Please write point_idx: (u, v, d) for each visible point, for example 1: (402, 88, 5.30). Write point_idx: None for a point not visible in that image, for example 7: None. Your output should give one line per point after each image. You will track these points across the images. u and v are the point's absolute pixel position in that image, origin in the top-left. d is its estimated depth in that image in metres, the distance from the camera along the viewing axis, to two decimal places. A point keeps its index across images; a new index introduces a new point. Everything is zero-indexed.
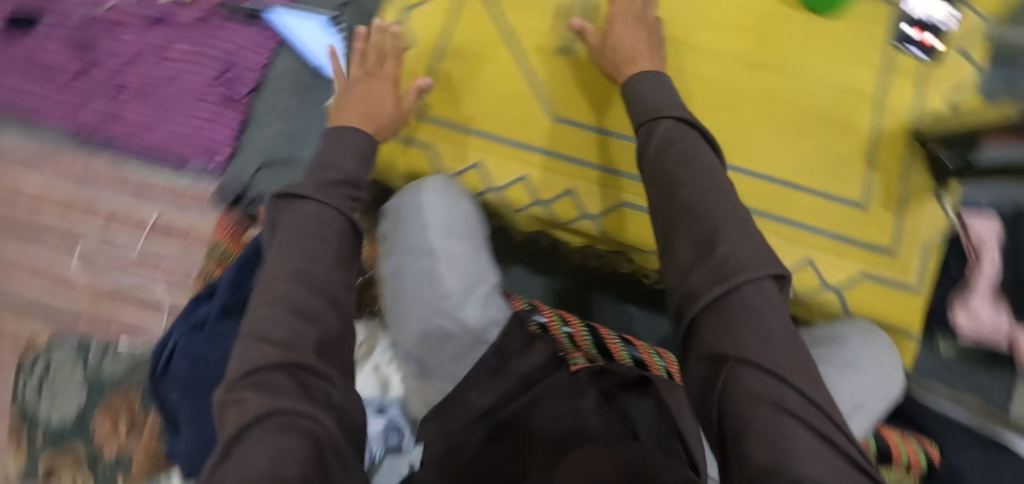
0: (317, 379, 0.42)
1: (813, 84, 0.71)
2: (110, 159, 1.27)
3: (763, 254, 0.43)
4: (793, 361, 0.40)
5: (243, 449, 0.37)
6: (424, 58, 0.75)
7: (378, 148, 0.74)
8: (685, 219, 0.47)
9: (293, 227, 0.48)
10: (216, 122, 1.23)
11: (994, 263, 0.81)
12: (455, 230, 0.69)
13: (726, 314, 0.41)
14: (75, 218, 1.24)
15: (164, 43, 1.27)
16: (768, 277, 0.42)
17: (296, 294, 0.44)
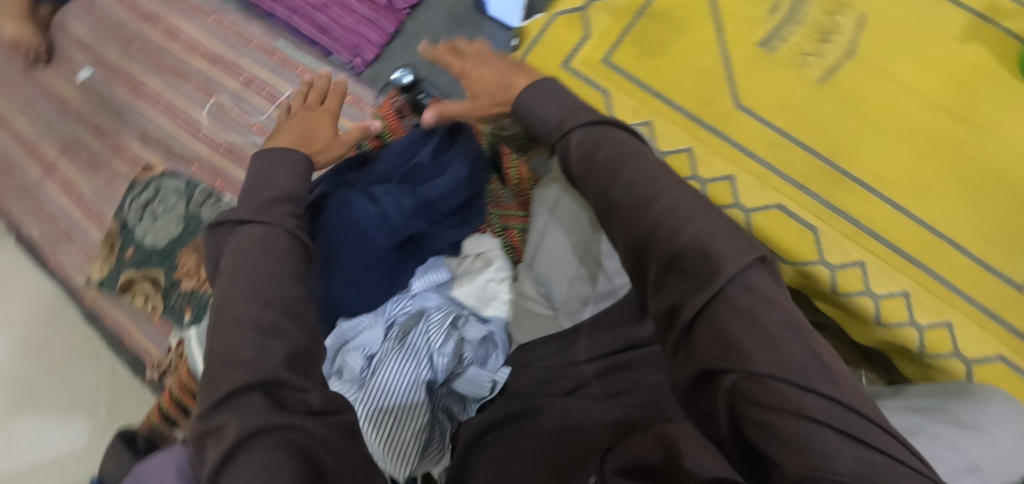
0: (292, 389, 0.43)
1: (1016, 153, 0.66)
2: (265, 30, 1.34)
3: (732, 243, 0.43)
4: (808, 363, 0.39)
5: (241, 461, 0.37)
6: (627, 11, 0.77)
7: (557, 78, 0.77)
8: (646, 227, 0.47)
9: (240, 254, 0.49)
10: (371, 26, 1.28)
11: None
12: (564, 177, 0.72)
13: (723, 323, 0.40)
14: (220, 70, 1.31)
15: None
16: (748, 263, 0.42)
17: (256, 312, 0.45)
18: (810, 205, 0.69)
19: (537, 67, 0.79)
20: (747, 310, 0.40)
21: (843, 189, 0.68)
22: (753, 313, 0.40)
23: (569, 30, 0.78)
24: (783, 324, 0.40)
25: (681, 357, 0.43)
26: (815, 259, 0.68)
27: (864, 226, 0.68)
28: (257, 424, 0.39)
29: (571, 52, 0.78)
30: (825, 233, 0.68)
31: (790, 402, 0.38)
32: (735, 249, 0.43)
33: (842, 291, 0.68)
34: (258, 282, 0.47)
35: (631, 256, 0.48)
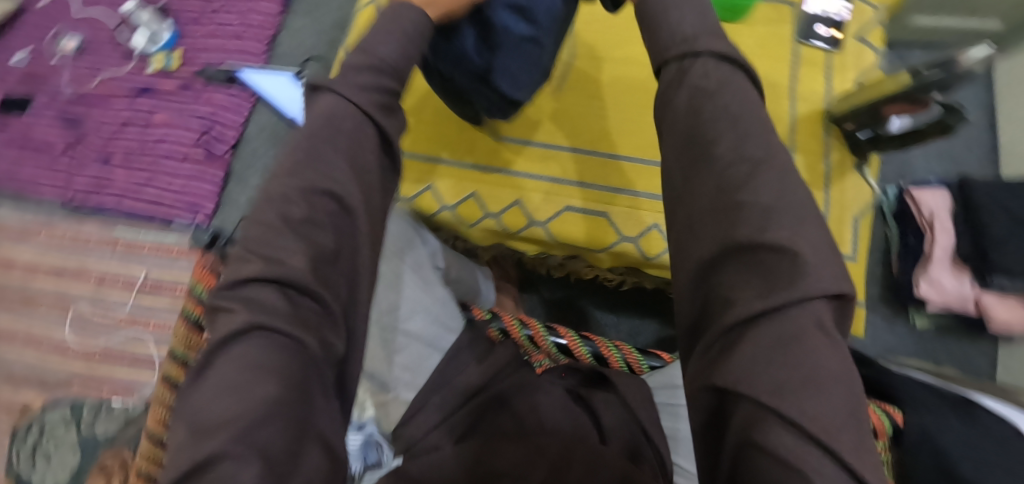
0: (305, 299, 0.41)
1: None
2: (100, 223, 1.32)
3: (828, 273, 0.39)
4: (839, 400, 0.37)
5: (239, 350, 0.39)
6: None
7: None
8: (706, 180, 0.45)
9: (245, 307, 0.39)
10: (201, 178, 1.31)
11: (946, 232, 0.99)
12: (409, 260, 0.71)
13: (772, 340, 0.38)
14: (68, 281, 1.29)
15: (150, 110, 1.37)
16: (820, 300, 0.38)
17: (260, 299, 0.40)
18: (591, 195, 0.75)
19: None
20: (793, 335, 0.38)
21: (608, 170, 0.76)
22: (789, 327, 0.38)
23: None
24: (832, 374, 0.37)
25: (708, 359, 0.42)
26: (615, 238, 0.73)
27: (644, 194, 0.74)
28: (257, 320, 0.39)
29: None
30: (616, 213, 0.74)
31: (787, 402, 0.36)
32: (824, 275, 0.39)
33: (652, 254, 0.73)
34: (256, 267, 0.40)
35: (693, 286, 0.45)
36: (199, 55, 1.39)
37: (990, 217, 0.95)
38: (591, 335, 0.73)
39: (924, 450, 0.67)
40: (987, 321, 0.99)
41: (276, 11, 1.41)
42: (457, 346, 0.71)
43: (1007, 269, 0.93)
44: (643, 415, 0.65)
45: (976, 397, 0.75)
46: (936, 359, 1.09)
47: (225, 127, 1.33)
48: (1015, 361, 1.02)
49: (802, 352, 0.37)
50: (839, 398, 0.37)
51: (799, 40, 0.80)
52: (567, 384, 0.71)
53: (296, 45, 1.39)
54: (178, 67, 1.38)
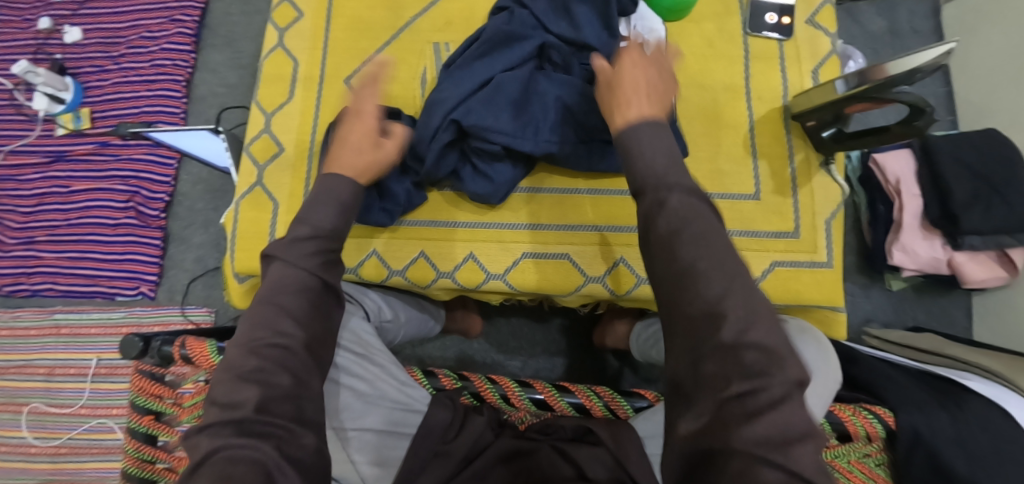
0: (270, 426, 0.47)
1: (682, 89, 0.75)
2: (36, 311, 1.21)
3: (794, 358, 0.41)
4: (809, 463, 0.39)
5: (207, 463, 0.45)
6: (299, 158, 0.79)
7: None
8: (679, 285, 0.44)
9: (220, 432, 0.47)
10: (136, 248, 1.19)
11: (915, 197, 0.97)
12: (361, 344, 0.69)
13: (749, 412, 0.40)
14: (13, 377, 1.19)
15: (67, 179, 1.24)
16: (795, 383, 0.41)
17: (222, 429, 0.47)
18: (551, 237, 0.75)
19: (247, 261, 0.76)
20: (772, 404, 0.40)
21: (567, 207, 0.75)
22: (770, 402, 0.40)
23: (257, 206, 0.77)
24: (801, 437, 0.39)
25: (697, 422, 0.41)
26: (582, 280, 0.74)
27: (600, 227, 0.74)
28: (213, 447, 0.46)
29: (271, 231, 0.77)
30: (578, 253, 0.74)
31: (779, 453, 0.39)
32: (790, 360, 0.41)
33: (620, 290, 0.74)
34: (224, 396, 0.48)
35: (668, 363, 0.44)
36: (111, 109, 1.26)
37: (954, 178, 0.93)
38: (570, 385, 0.73)
39: (919, 450, 0.66)
40: (960, 277, 0.97)
41: (188, 47, 1.28)
42: (426, 424, 0.65)
43: (977, 230, 0.90)
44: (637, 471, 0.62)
45: (960, 379, 0.73)
46: (914, 319, 1.07)
47: (154, 185, 1.22)
48: (991, 312, 1.02)
49: (784, 414, 0.39)
50: (814, 452, 0.39)
51: (747, 33, 0.76)
52: (553, 439, 0.67)
53: (220, 86, 1.29)
54: (91, 126, 1.26)
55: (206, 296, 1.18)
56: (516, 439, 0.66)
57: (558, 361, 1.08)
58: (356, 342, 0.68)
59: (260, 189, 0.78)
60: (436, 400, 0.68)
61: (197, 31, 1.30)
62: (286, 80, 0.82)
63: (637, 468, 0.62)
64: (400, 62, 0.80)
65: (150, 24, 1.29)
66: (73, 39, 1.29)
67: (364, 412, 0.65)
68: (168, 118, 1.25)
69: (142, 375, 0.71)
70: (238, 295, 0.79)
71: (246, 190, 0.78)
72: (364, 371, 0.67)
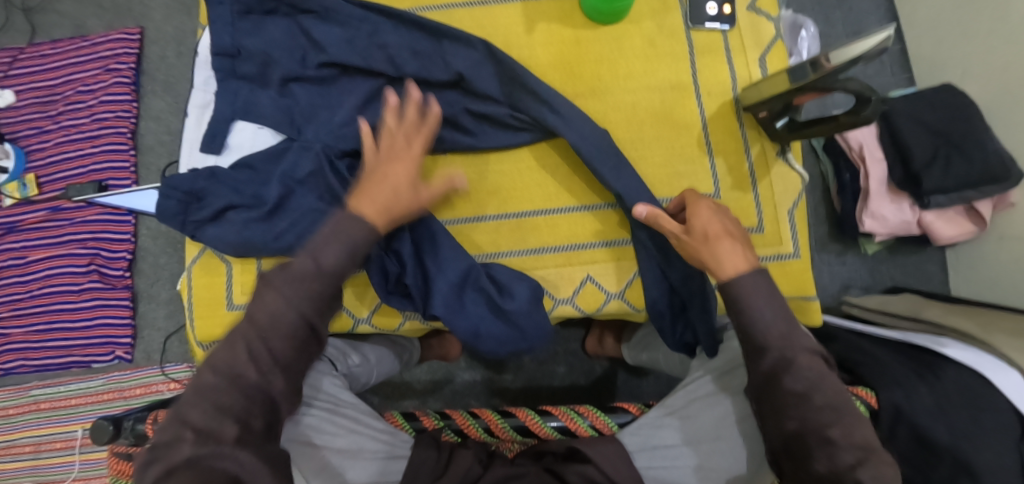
0: None
1: (630, 94, 0.73)
2: (13, 389, 1.18)
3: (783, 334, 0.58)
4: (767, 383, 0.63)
5: None
6: None
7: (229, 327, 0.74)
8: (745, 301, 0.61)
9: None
10: (106, 312, 1.17)
11: (879, 161, 0.96)
12: (324, 400, 0.66)
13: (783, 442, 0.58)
14: (1, 460, 1.16)
15: (22, 250, 1.19)
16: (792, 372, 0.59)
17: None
18: (517, 262, 0.74)
19: (208, 330, 0.74)
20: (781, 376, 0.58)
21: (530, 229, 0.74)
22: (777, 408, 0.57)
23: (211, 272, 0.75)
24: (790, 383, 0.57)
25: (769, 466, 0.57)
26: (552, 301, 0.74)
27: (565, 248, 0.73)
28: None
29: (227, 295, 0.74)
30: (544, 277, 0.74)
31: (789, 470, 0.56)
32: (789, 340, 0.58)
33: (590, 308, 0.73)
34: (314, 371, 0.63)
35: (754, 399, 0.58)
36: (57, 172, 1.21)
37: (913, 136, 0.93)
38: (551, 406, 0.74)
39: (901, 428, 0.66)
40: (931, 236, 0.97)
41: (127, 97, 1.24)
42: (413, 467, 0.64)
43: (941, 189, 0.90)
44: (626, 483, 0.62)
45: (939, 347, 0.73)
46: (892, 280, 1.08)
47: (113, 245, 1.18)
48: (964, 264, 1.03)
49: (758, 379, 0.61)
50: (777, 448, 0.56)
51: (688, 28, 0.74)
52: (546, 462, 0.66)
53: (168, 134, 1.26)
54: (39, 192, 1.21)
55: (184, 352, 1.17)
56: (508, 467, 0.65)
57: (549, 369, 1.09)
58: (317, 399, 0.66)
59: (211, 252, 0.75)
60: (420, 441, 0.67)
61: (135, 79, 1.26)
62: (218, 130, 0.76)
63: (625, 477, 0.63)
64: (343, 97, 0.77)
65: (84, 77, 1.24)
66: (6, 104, 1.24)
67: (344, 470, 0.62)
68: (117, 174, 1.21)
69: (119, 457, 0.69)
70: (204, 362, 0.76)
71: (194, 258, 0.75)
72: (336, 427, 0.64)
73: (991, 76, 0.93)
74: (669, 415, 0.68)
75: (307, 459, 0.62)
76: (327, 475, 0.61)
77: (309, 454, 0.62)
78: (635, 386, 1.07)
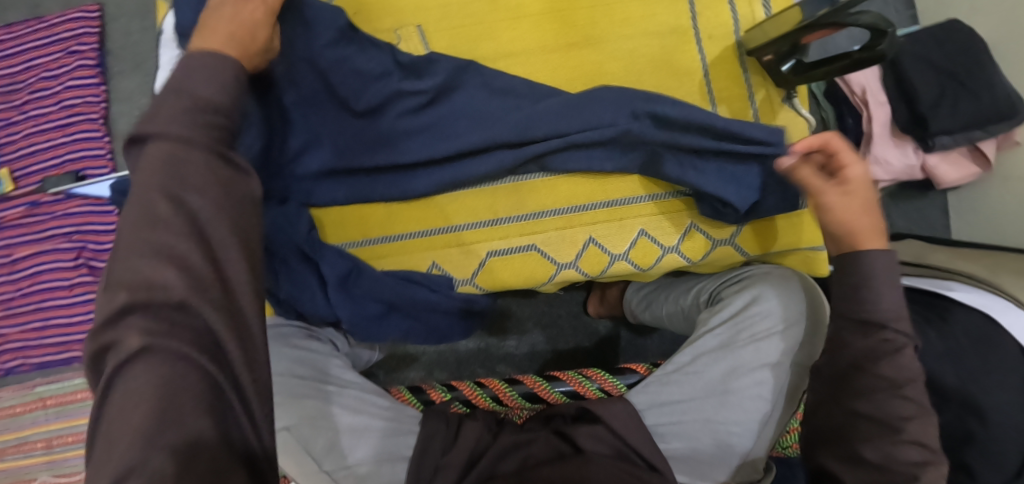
0: None
1: (627, 40, 0.69)
2: (17, 387, 1.17)
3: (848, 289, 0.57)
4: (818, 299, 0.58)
5: None
6: None
7: None
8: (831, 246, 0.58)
9: None
10: None
11: (882, 104, 0.93)
12: (323, 381, 0.64)
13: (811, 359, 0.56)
14: (14, 457, 1.16)
15: (6, 248, 1.16)
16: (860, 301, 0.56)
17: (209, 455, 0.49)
18: (515, 230, 0.69)
19: None
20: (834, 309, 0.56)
21: (530, 193, 0.68)
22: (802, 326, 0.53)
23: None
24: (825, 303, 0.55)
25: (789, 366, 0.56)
26: (555, 267, 0.69)
27: (566, 210, 0.68)
28: None
29: None
30: (544, 242, 0.68)
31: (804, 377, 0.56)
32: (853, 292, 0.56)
33: (593, 273, 0.69)
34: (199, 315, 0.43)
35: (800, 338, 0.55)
36: (31, 164, 1.17)
37: (917, 74, 0.90)
38: (558, 374, 0.74)
39: None
40: (933, 179, 0.96)
41: (95, 80, 1.19)
42: (424, 439, 0.62)
43: (946, 130, 0.88)
44: (636, 442, 0.62)
45: (946, 292, 0.72)
46: (893, 227, 1.07)
47: (99, 236, 1.15)
48: (967, 207, 1.02)
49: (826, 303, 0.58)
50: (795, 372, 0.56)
51: None
52: (554, 425, 0.65)
53: None
54: (16, 188, 1.17)
55: None
56: (516, 434, 0.64)
57: (554, 333, 1.08)
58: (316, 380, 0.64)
59: None
60: (430, 415, 0.65)
61: (101, 61, 1.20)
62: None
63: (634, 437, 0.62)
64: None
65: (47, 62, 1.18)
66: None
67: (354, 447, 0.60)
68: (94, 162, 1.16)
69: None
70: None
71: None
72: (342, 407, 0.62)
73: (998, 7, 0.89)
74: (676, 372, 0.66)
75: (313, 439, 0.58)
76: (334, 456, 0.59)
77: (312, 437, 0.59)
78: (639, 346, 1.08)
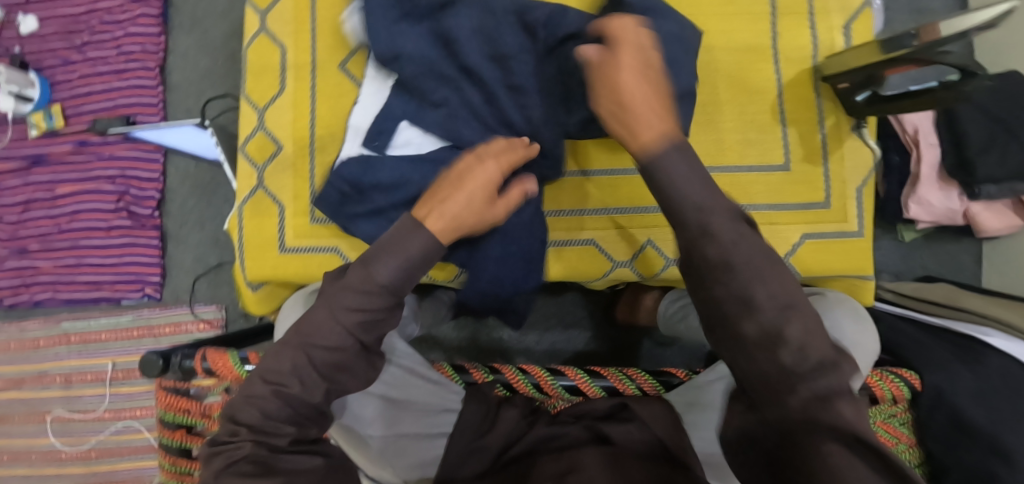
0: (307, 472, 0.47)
1: (709, 52, 0.69)
2: (43, 320, 1.19)
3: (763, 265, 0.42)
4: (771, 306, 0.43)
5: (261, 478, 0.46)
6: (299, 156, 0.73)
7: (282, 269, 0.72)
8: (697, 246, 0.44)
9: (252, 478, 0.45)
10: (135, 250, 1.17)
11: (933, 146, 0.94)
12: (379, 349, 0.65)
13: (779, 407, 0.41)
14: (31, 388, 1.18)
15: (50, 183, 1.18)
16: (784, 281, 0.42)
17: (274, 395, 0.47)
18: (576, 224, 0.73)
19: (260, 271, 0.72)
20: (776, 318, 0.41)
21: (596, 192, 0.73)
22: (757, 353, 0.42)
23: (262, 214, 0.72)
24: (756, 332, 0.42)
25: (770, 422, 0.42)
26: (609, 265, 0.73)
27: (623, 211, 0.73)
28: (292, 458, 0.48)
29: (279, 237, 0.72)
30: (602, 238, 0.73)
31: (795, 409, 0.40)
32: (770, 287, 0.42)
33: (647, 272, 0.74)
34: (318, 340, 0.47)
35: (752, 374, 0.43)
36: (83, 104, 1.18)
37: (971, 121, 0.90)
38: (601, 368, 0.72)
39: (941, 410, 0.66)
40: (974, 225, 0.96)
41: (155, 29, 1.20)
42: (463, 420, 0.64)
43: (993, 178, 0.88)
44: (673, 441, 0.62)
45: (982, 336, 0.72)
46: (924, 269, 1.08)
47: (142, 183, 1.17)
48: (1000, 257, 1.02)
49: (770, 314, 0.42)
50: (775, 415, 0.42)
51: None
52: (588, 420, 0.66)
53: (195, 71, 1.21)
54: (67, 125, 1.18)
55: (212, 294, 1.17)
56: (552, 426, 0.65)
57: (576, 333, 1.10)
58: None
59: (263, 193, 0.73)
60: (470, 396, 0.67)
61: (163, 11, 1.21)
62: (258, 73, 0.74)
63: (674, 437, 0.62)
64: (335, 35, 0.74)
65: (111, 6, 1.19)
66: (30, 30, 1.20)
67: (399, 420, 0.62)
68: (146, 110, 1.19)
69: (169, 392, 0.74)
70: (254, 302, 0.75)
71: (247, 196, 0.73)
72: (392, 379, 0.63)
73: None
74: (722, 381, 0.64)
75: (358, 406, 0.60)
76: (381, 424, 0.61)
77: (363, 403, 0.60)
78: (659, 355, 1.08)
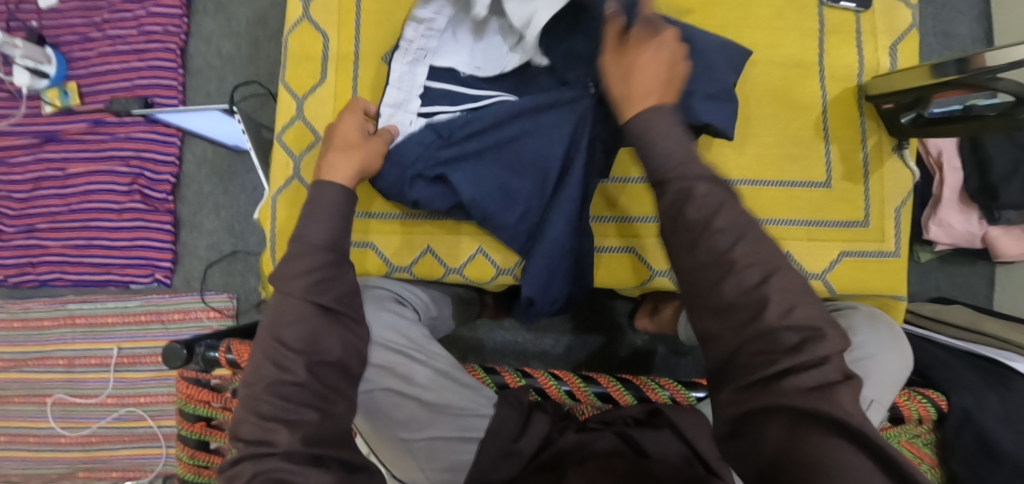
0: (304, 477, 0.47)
1: (755, 66, 0.69)
2: (49, 301, 1.17)
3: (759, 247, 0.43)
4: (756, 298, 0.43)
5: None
6: None
7: None
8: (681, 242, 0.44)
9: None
10: (146, 234, 1.15)
11: (956, 171, 0.95)
12: (412, 349, 0.65)
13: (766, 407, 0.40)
14: (33, 370, 1.16)
15: (62, 162, 1.16)
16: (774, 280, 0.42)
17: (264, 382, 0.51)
18: (615, 232, 0.75)
19: None
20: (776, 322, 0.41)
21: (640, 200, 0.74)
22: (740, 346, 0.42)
23: (297, 205, 0.72)
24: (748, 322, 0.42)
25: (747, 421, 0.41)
26: (648, 273, 0.74)
27: None
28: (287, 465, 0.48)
29: None
30: (642, 247, 0.74)
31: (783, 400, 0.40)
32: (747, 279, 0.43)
33: None
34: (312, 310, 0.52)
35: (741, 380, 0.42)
36: (100, 83, 1.16)
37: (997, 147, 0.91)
38: (634, 378, 0.71)
39: (967, 431, 0.67)
40: (992, 249, 0.97)
41: (178, 11, 1.18)
42: (495, 424, 0.63)
43: (1016, 205, 0.89)
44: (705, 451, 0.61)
45: (1006, 360, 0.73)
46: (938, 290, 1.09)
47: (157, 166, 1.15)
48: (1014, 283, 1.04)
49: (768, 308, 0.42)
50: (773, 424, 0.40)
51: (822, 4, 0.70)
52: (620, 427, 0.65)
53: (218, 55, 1.20)
54: (81, 103, 1.16)
55: (225, 282, 1.15)
56: (582, 434, 0.64)
57: (591, 338, 1.09)
58: (405, 348, 0.64)
59: (298, 183, 0.72)
60: (503, 399, 0.65)
61: None
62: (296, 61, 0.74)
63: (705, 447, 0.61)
64: (379, 27, 0.74)
65: None
66: (48, 4, 1.17)
67: (431, 422, 0.62)
68: (164, 92, 1.17)
69: (188, 382, 0.71)
70: None
71: (280, 185, 0.72)
72: (426, 380, 0.63)
73: None
74: None
75: (394, 408, 0.61)
76: (415, 427, 0.61)
77: (398, 405, 0.61)
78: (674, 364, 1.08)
